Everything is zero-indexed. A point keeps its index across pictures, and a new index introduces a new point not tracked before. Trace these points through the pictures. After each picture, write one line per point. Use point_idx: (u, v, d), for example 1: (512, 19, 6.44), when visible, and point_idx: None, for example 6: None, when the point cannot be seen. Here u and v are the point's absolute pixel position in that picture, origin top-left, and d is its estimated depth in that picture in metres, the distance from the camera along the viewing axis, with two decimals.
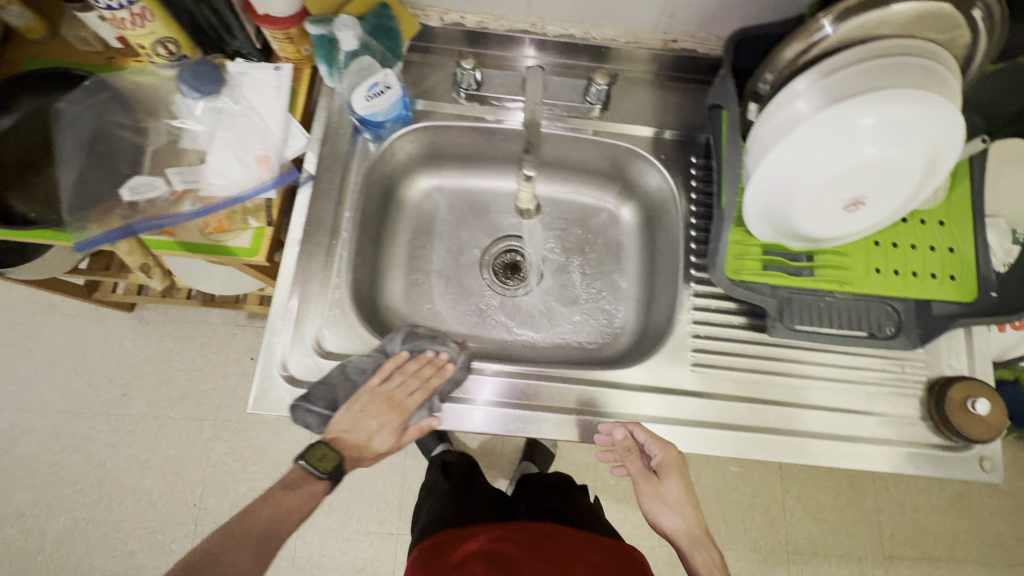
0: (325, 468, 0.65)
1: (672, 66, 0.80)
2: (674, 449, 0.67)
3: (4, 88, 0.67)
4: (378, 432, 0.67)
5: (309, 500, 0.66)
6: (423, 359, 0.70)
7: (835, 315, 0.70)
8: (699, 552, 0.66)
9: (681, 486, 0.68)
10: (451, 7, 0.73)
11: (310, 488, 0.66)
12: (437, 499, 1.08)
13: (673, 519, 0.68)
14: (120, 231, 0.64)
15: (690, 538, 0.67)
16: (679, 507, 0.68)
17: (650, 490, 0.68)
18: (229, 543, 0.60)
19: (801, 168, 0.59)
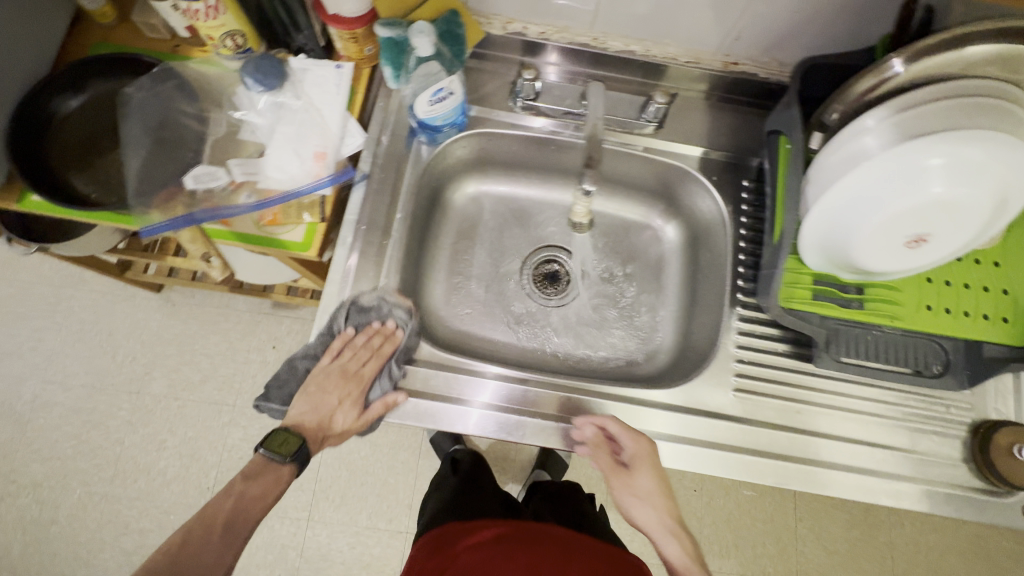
0: (290, 451, 0.65)
1: (730, 89, 0.80)
2: (644, 440, 0.65)
3: (76, 70, 0.69)
4: (338, 408, 0.68)
5: (274, 487, 0.65)
6: (374, 330, 0.69)
7: (885, 350, 0.69)
8: (674, 545, 0.63)
9: (653, 476, 0.65)
10: (516, 17, 0.74)
11: (276, 474, 0.66)
12: (443, 491, 1.08)
13: (647, 512, 0.65)
14: (184, 220, 0.66)
15: (662, 530, 0.64)
16: (649, 499, 0.65)
17: (619, 483, 0.66)
18: (192, 536, 0.59)
19: (864, 203, 0.59)
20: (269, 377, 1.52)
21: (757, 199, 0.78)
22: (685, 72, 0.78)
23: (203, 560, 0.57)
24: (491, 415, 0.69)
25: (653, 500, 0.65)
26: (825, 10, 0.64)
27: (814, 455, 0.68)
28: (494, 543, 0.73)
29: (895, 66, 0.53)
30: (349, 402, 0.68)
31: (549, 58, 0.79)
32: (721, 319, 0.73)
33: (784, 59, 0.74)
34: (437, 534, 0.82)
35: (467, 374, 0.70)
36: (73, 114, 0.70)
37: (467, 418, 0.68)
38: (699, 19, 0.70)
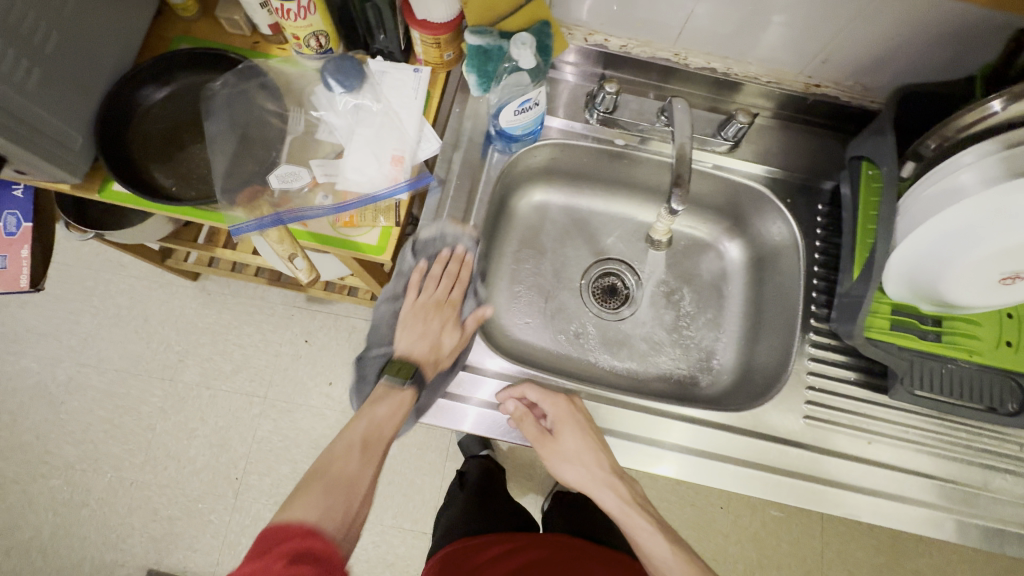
0: (408, 375, 0.67)
1: (808, 111, 0.79)
2: (560, 399, 0.67)
3: (162, 63, 0.70)
4: (440, 333, 0.72)
5: (400, 409, 0.66)
6: (445, 258, 0.73)
7: (958, 386, 0.66)
8: (610, 493, 0.67)
9: (580, 436, 0.66)
10: (598, 29, 0.75)
11: (399, 399, 0.66)
12: (453, 508, 1.02)
13: (579, 472, 0.67)
14: (270, 221, 0.65)
15: (595, 483, 0.67)
16: (580, 459, 0.66)
17: (550, 452, 0.66)
18: (336, 454, 0.61)
19: (957, 238, 0.59)
20: (301, 372, 1.40)
21: (831, 224, 0.77)
22: (767, 91, 0.77)
23: (348, 473, 0.59)
24: (492, 414, 0.68)
25: (582, 459, 0.66)
26: (921, 39, 0.64)
27: (878, 486, 0.68)
28: (514, 561, 0.72)
29: (995, 105, 0.53)
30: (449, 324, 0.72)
31: (567, 58, 0.79)
32: (792, 344, 0.73)
33: (868, 83, 0.73)
34: (441, 558, 0.77)
35: (469, 371, 0.70)
36: (156, 105, 0.71)
37: (466, 417, 0.68)
38: (788, 40, 0.69)
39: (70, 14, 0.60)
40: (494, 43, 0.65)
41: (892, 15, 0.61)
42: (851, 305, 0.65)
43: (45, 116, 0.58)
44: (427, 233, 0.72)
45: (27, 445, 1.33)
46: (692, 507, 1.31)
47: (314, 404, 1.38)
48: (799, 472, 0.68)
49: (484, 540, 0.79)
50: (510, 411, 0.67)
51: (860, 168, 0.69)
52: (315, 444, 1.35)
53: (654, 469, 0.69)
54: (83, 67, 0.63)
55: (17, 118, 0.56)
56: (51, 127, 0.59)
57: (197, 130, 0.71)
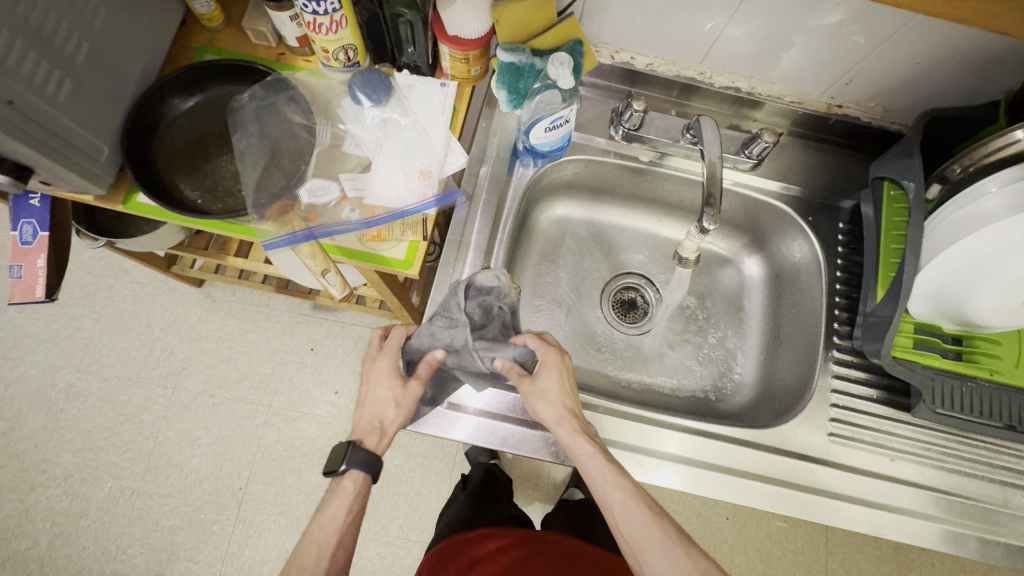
0: (346, 461, 0.61)
1: (828, 130, 0.80)
2: (552, 348, 0.64)
3: (189, 74, 0.69)
4: (389, 392, 0.64)
5: (341, 507, 0.60)
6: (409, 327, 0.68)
7: (980, 404, 0.67)
8: (566, 431, 0.61)
9: (558, 379, 0.63)
10: (625, 47, 0.76)
11: (347, 489, 0.61)
12: (453, 506, 0.99)
13: (545, 411, 0.62)
14: (302, 236, 0.66)
15: (554, 422, 0.61)
16: (547, 396, 0.62)
17: (524, 390, 0.63)
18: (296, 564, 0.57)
19: (983, 261, 0.60)
20: (307, 381, 1.38)
21: (851, 243, 0.78)
22: (788, 110, 0.78)
23: None
24: (489, 424, 0.67)
25: (551, 398, 0.62)
26: (945, 66, 0.65)
27: (903, 505, 0.68)
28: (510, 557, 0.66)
29: (1018, 134, 0.54)
30: (387, 381, 0.64)
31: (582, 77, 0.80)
32: (816, 361, 0.73)
33: (890, 105, 0.75)
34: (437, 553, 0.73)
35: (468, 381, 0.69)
36: (183, 116, 0.70)
37: (462, 426, 0.67)
38: (812, 62, 0.70)
39: (100, 27, 0.60)
40: (526, 61, 0.66)
41: (919, 43, 0.63)
42: (878, 324, 0.66)
43: (75, 128, 0.58)
44: (483, 279, 0.65)
45: (25, 453, 1.30)
46: (698, 518, 1.28)
47: (318, 412, 1.35)
48: (828, 490, 0.68)
49: (473, 547, 0.70)
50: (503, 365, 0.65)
51: (884, 188, 0.70)
52: (321, 453, 1.33)
53: (665, 483, 0.68)
54: (113, 80, 0.63)
55: (50, 130, 0.56)
56: (81, 139, 0.59)
57: (223, 142, 0.71)
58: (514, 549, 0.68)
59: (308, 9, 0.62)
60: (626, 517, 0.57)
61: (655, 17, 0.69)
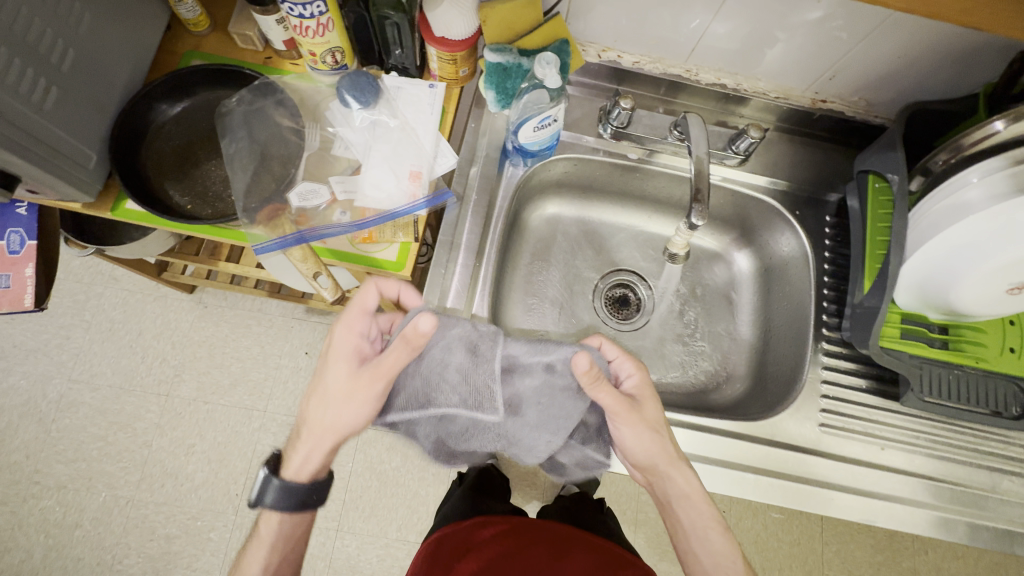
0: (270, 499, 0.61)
1: (814, 125, 0.81)
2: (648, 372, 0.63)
3: (175, 79, 0.69)
4: (336, 389, 0.59)
5: (262, 558, 0.62)
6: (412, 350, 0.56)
7: (964, 390, 0.68)
8: (679, 470, 0.62)
9: (661, 410, 0.63)
10: (612, 46, 0.76)
11: (266, 538, 0.63)
12: (449, 500, 1.00)
13: (652, 445, 0.61)
14: (293, 239, 0.65)
15: (669, 462, 0.61)
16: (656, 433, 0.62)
17: (630, 423, 0.60)
18: None
19: (965, 252, 0.61)
20: (301, 385, 1.37)
21: (839, 235, 0.79)
22: (774, 106, 0.79)
23: None
24: None
25: (660, 433, 0.62)
26: (926, 60, 0.66)
27: (893, 493, 0.69)
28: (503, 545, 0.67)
29: (997, 125, 0.56)
30: (342, 372, 0.59)
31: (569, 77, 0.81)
32: (806, 353, 0.74)
33: (873, 99, 0.76)
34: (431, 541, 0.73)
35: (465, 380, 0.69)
36: (170, 121, 0.70)
37: None
38: (796, 58, 0.71)
39: (85, 34, 0.60)
40: (513, 60, 0.66)
41: (900, 38, 0.64)
42: (866, 315, 0.67)
43: (62, 136, 0.58)
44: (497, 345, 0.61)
45: (17, 465, 1.28)
46: None
47: None
48: (822, 480, 0.69)
49: (469, 534, 0.71)
50: (579, 370, 0.55)
51: (869, 181, 0.70)
52: None
53: None
54: (100, 87, 0.63)
55: (36, 138, 0.56)
56: (68, 146, 0.59)
57: (211, 147, 0.70)
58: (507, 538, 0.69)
59: (294, 13, 0.62)
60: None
61: (640, 16, 0.69)
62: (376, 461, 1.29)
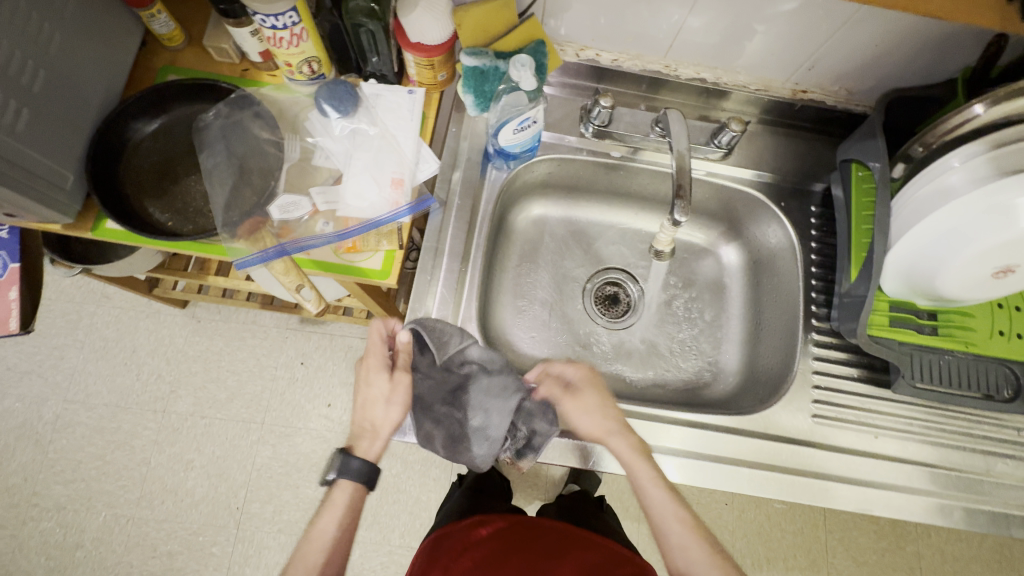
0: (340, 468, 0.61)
1: (796, 115, 0.81)
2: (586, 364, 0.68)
3: (151, 95, 0.68)
4: (379, 393, 0.63)
5: (334, 516, 0.61)
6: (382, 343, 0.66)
7: (955, 375, 0.68)
8: (621, 442, 0.64)
9: (600, 393, 0.67)
10: (590, 44, 0.76)
11: (339, 500, 0.62)
12: (448, 503, 0.99)
13: (594, 424, 0.65)
14: (274, 252, 0.65)
15: (607, 434, 0.64)
16: (599, 412, 0.66)
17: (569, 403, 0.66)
18: None
19: (951, 236, 0.61)
20: (299, 396, 1.37)
21: (825, 225, 0.79)
22: (755, 98, 0.79)
23: None
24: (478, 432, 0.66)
25: (599, 412, 0.65)
26: (903, 46, 0.66)
27: (889, 481, 0.69)
28: (500, 545, 0.67)
29: (977, 110, 0.55)
30: (377, 381, 0.64)
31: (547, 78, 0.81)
32: (796, 345, 0.74)
33: (853, 87, 0.76)
34: (430, 541, 0.73)
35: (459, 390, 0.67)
36: (147, 138, 0.70)
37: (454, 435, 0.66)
38: (775, 49, 0.71)
39: (56, 53, 0.59)
40: (490, 64, 0.66)
41: (875, 25, 0.64)
42: (854, 305, 0.67)
43: (37, 158, 0.58)
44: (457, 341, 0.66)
45: (15, 487, 1.28)
46: (697, 506, 1.29)
47: (312, 427, 1.34)
48: (819, 472, 0.69)
49: (464, 533, 0.71)
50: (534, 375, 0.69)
51: (852, 169, 0.70)
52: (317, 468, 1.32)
53: None
54: (73, 106, 0.62)
55: (10, 162, 0.55)
56: (44, 168, 0.59)
57: (190, 162, 0.70)
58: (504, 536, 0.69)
59: (267, 24, 0.61)
60: (683, 540, 0.61)
61: (616, 13, 0.69)
62: None
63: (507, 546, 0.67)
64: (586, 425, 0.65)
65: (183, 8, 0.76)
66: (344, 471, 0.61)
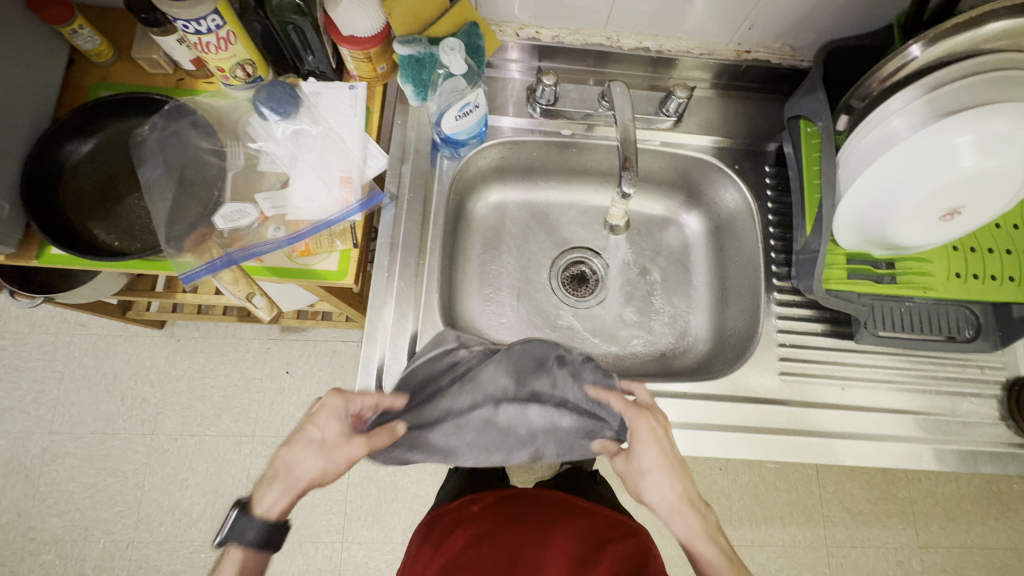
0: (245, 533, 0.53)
1: (743, 76, 0.81)
2: (642, 416, 0.61)
3: (83, 114, 0.67)
4: (315, 443, 0.57)
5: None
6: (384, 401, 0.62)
7: (912, 320, 0.70)
8: (683, 517, 0.60)
9: (657, 450, 0.61)
10: (528, 22, 0.75)
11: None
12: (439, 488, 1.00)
13: (651, 490, 0.61)
14: (222, 262, 0.65)
15: (667, 505, 0.60)
16: (657, 473, 0.61)
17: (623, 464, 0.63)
18: None
19: (898, 182, 0.61)
20: (287, 405, 1.36)
21: (779, 184, 0.79)
22: (702, 63, 0.79)
23: None
24: None
25: (654, 478, 0.61)
26: None
27: (861, 429, 0.70)
28: (493, 519, 0.69)
29: (914, 51, 0.54)
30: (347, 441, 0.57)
31: (510, 55, 0.79)
32: (760, 306, 0.75)
33: (795, 42, 0.76)
34: (429, 519, 0.75)
35: None
36: (85, 159, 0.68)
37: None
38: (714, 10, 0.71)
39: None
40: (425, 51, 0.66)
41: None
42: (809, 259, 0.67)
43: None
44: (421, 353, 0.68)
45: (10, 524, 1.27)
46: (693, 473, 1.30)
47: None
48: (789, 428, 0.70)
49: (456, 513, 0.72)
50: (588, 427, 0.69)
51: (799, 126, 0.70)
52: None
53: None
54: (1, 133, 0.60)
55: None
56: None
57: (133, 180, 0.69)
58: (497, 512, 0.70)
59: (190, 30, 0.60)
60: None
61: None
62: (371, 469, 1.29)
63: (498, 523, 0.68)
64: (646, 488, 0.61)
65: (110, 23, 0.74)
66: (238, 537, 0.53)
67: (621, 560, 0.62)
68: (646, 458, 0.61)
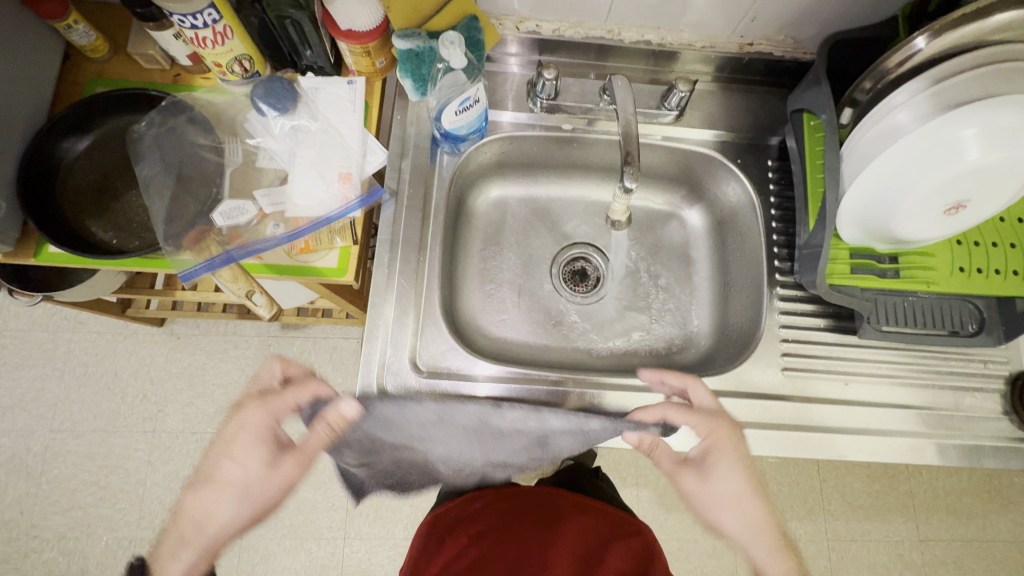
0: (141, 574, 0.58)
1: (746, 70, 0.80)
2: (723, 428, 0.63)
3: (79, 110, 0.66)
4: (235, 482, 0.62)
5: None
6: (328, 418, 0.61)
7: (916, 315, 0.69)
8: (761, 541, 0.63)
9: (732, 473, 0.63)
10: (528, 15, 0.74)
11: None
12: None
13: (724, 510, 0.64)
14: (220, 260, 0.65)
15: (745, 530, 0.63)
16: (733, 496, 0.63)
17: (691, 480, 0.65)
18: None
19: (903, 176, 0.60)
20: None
21: (782, 179, 0.78)
22: (704, 56, 0.78)
23: None
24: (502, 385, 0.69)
25: (727, 499, 0.63)
26: None
27: (864, 425, 0.70)
28: (496, 518, 0.68)
29: (919, 43, 0.53)
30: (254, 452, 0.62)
31: (508, 49, 0.78)
32: (763, 301, 0.74)
33: (799, 35, 0.75)
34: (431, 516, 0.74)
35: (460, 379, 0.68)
36: (82, 156, 0.68)
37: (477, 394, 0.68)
38: (717, 3, 0.70)
39: None
40: (424, 45, 0.65)
41: None
42: (812, 254, 0.67)
43: None
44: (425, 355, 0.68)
45: (13, 522, 1.27)
46: None
47: None
48: (793, 424, 0.70)
49: (460, 506, 0.71)
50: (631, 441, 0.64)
51: (803, 119, 0.70)
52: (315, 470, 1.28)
53: None
54: None
55: None
56: None
57: (130, 177, 0.68)
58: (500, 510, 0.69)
59: (186, 25, 0.59)
60: None
61: None
62: None
63: (502, 522, 0.67)
64: (720, 509, 0.64)
65: (106, 18, 0.73)
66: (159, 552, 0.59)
67: (625, 562, 0.62)
68: (718, 487, 0.63)
